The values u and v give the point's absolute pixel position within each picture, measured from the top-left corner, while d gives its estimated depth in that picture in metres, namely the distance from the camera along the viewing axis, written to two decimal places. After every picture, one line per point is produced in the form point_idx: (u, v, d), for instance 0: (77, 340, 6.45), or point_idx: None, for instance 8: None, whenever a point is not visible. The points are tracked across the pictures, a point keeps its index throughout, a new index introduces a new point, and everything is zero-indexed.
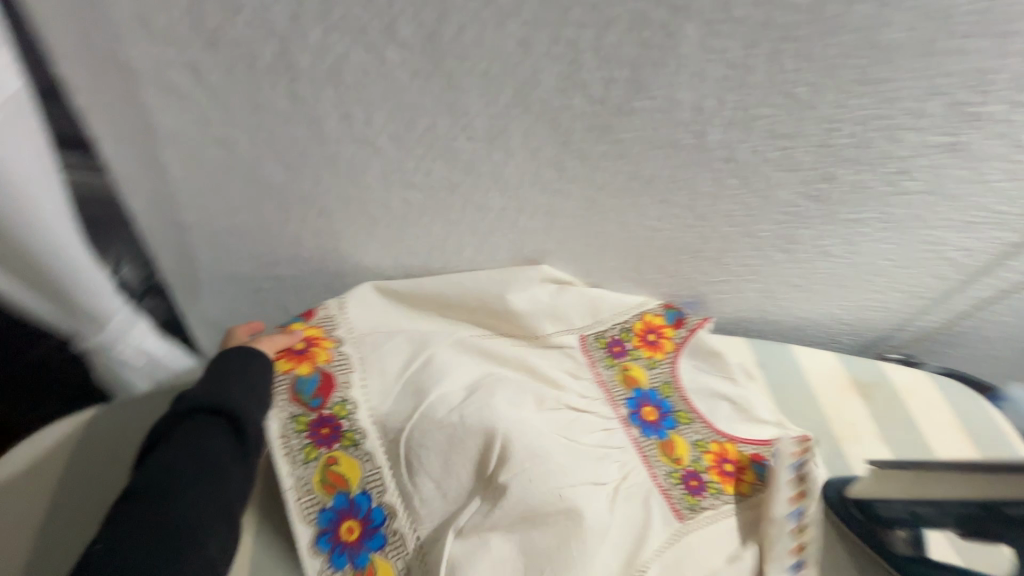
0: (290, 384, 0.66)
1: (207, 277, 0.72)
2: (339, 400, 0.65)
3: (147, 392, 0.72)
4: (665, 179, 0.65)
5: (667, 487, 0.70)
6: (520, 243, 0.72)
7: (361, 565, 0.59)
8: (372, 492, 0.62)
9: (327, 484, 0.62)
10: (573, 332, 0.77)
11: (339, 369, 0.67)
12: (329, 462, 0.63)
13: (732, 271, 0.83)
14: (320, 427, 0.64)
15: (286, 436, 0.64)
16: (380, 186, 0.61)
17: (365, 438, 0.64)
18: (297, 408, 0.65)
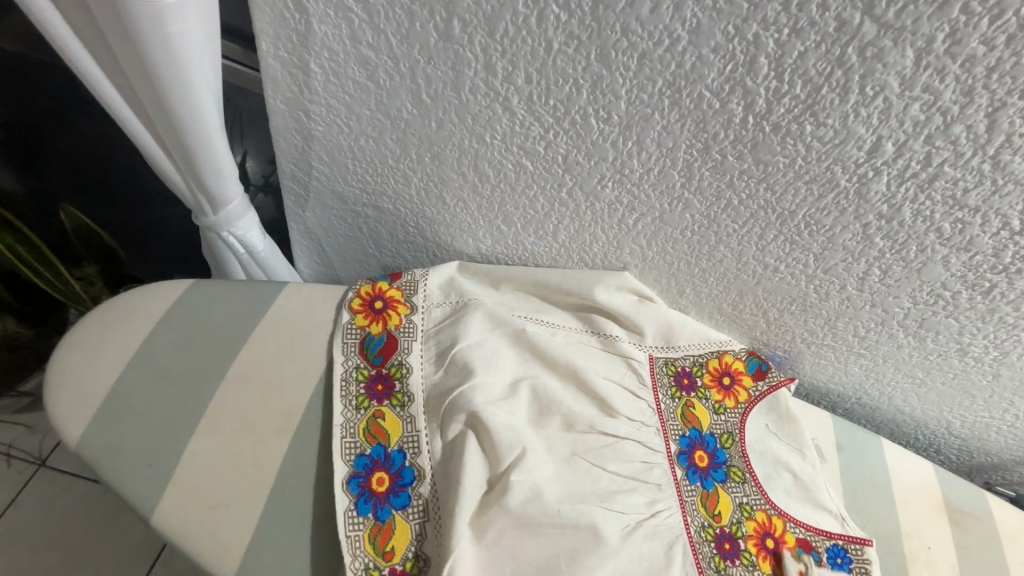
0: (359, 339, 0.65)
1: (315, 188, 0.75)
2: (398, 362, 0.64)
3: (239, 284, 0.66)
4: (804, 219, 0.58)
5: (697, 541, 0.61)
6: (619, 241, 0.68)
7: (382, 518, 0.55)
8: (407, 450, 0.59)
9: (370, 434, 0.59)
10: (641, 348, 0.69)
11: (404, 334, 0.66)
12: (376, 414, 0.60)
13: (843, 339, 0.73)
14: (376, 382, 0.63)
15: (347, 381, 0.62)
16: (499, 145, 0.60)
17: (412, 402, 0.62)
18: (361, 362, 0.63)
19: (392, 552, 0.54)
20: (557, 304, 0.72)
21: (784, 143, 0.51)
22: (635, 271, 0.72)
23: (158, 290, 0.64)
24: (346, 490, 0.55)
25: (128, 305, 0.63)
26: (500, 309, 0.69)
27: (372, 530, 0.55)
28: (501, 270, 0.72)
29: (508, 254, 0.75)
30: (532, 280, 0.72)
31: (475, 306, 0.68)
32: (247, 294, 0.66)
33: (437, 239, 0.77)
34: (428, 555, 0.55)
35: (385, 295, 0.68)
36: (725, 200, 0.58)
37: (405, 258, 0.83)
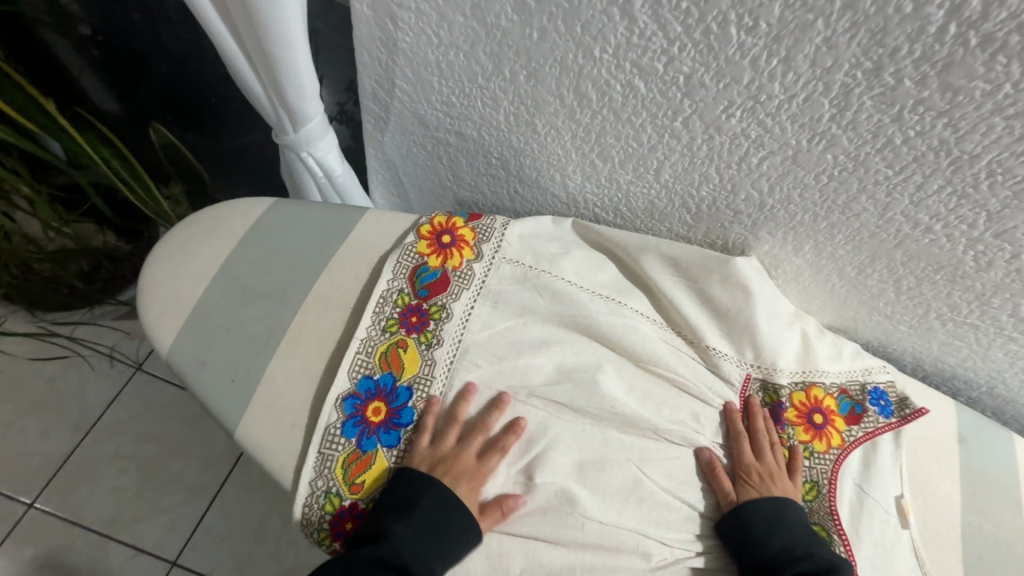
0: (412, 266, 0.60)
1: (397, 109, 0.70)
2: (440, 303, 0.59)
3: (320, 213, 0.63)
4: (987, 167, 0.46)
5: None
6: (735, 185, 0.59)
7: (364, 448, 0.53)
8: (416, 390, 0.55)
9: (384, 360, 0.56)
10: (739, 366, 0.64)
11: (460, 279, 0.60)
12: (397, 343, 0.56)
13: (991, 318, 0.62)
14: (411, 314, 0.58)
15: (383, 301, 0.58)
16: (610, 62, 0.51)
17: (439, 345, 0.57)
18: (404, 286, 0.59)
19: (360, 487, 0.52)
20: (643, 292, 0.67)
21: (992, 62, 0.39)
22: (746, 221, 0.63)
23: (240, 206, 0.63)
24: (340, 407, 0.53)
25: (211, 221, 0.62)
26: (578, 289, 0.63)
27: (350, 456, 0.52)
28: (602, 231, 0.68)
29: (599, 192, 0.68)
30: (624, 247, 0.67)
31: (549, 278, 0.62)
32: (327, 224, 0.63)
33: (524, 173, 0.71)
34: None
35: (455, 231, 0.63)
36: (884, 137, 0.48)
37: (483, 191, 0.78)
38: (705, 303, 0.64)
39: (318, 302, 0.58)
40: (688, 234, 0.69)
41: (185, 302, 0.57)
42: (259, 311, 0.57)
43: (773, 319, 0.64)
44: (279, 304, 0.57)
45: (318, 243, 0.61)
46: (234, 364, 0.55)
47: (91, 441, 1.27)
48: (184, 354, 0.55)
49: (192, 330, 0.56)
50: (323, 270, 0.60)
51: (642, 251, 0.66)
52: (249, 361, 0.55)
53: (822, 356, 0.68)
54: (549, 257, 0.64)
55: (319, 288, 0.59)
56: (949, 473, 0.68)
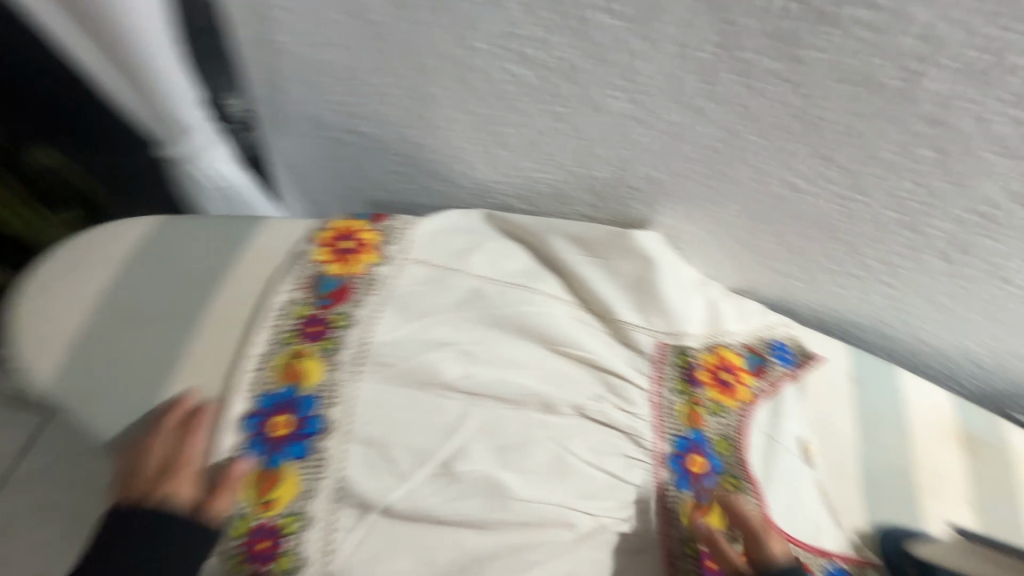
0: (311, 275, 0.59)
1: (292, 113, 0.69)
2: (343, 311, 0.58)
3: (213, 227, 0.61)
4: (837, 129, 0.51)
5: (675, 556, 0.58)
6: (628, 164, 0.62)
7: (270, 464, 0.50)
8: (321, 398, 0.54)
9: (284, 372, 0.54)
10: (650, 334, 0.66)
11: (362, 285, 0.60)
12: (296, 353, 0.55)
13: (867, 266, 0.68)
14: (311, 324, 0.57)
15: (280, 312, 0.56)
16: (490, 53, 0.52)
17: (341, 349, 0.56)
18: (302, 295, 0.58)
19: (272, 504, 0.49)
20: (554, 274, 0.69)
21: (823, 32, 0.43)
22: (643, 196, 0.66)
23: (123, 230, 0.60)
24: (240, 428, 0.51)
25: (93, 243, 0.58)
26: (487, 282, 0.65)
27: (255, 474, 0.50)
28: (512, 218, 0.70)
29: (504, 180, 0.69)
30: (535, 233, 0.69)
31: (457, 276, 0.64)
32: (220, 237, 0.60)
33: (428, 168, 0.71)
34: (313, 515, 0.49)
35: (355, 236, 0.63)
36: (748, 109, 0.51)
37: (392, 189, 0.77)
38: (613, 278, 0.67)
39: (218, 319, 0.56)
40: (594, 214, 0.71)
41: (66, 329, 0.54)
42: (151, 333, 0.54)
43: (676, 288, 0.68)
44: (172, 324, 0.55)
45: (214, 259, 0.59)
46: (124, 391, 0.52)
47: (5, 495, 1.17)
48: (66, 384, 0.51)
49: (74, 359, 0.52)
50: (221, 284, 0.58)
51: (548, 232, 0.69)
52: (145, 392, 0.52)
53: (727, 317, 0.72)
54: (458, 254, 0.65)
55: (217, 305, 0.56)
56: (846, 412, 0.73)
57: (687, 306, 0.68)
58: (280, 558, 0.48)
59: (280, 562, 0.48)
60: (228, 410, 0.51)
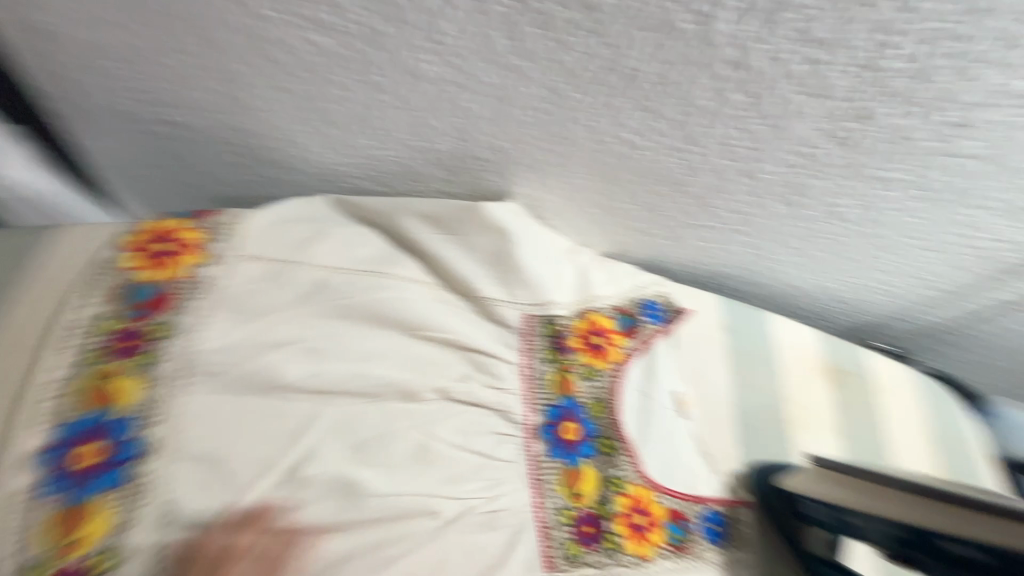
0: (122, 286, 0.54)
1: (95, 107, 0.61)
2: (161, 320, 0.52)
3: (5, 245, 0.56)
4: (650, 79, 0.50)
5: (549, 525, 0.57)
6: (465, 133, 0.59)
7: (74, 502, 0.45)
8: (137, 420, 0.48)
9: (90, 397, 0.48)
10: (516, 308, 0.65)
11: (184, 289, 0.55)
12: (103, 374, 0.49)
13: (720, 217, 0.69)
14: (122, 339, 0.51)
15: (82, 331, 0.51)
16: (281, 20, 0.48)
17: (159, 362, 0.51)
18: (111, 310, 0.52)
19: (78, 544, 0.44)
20: (410, 256, 0.65)
21: None
22: (492, 167, 0.64)
23: None
24: (33, 466, 0.45)
25: None
26: (335, 271, 0.61)
27: (56, 516, 0.45)
28: (363, 202, 0.66)
29: (347, 163, 0.65)
30: (388, 215, 0.65)
31: (300, 269, 0.60)
32: (12, 254, 0.55)
33: (262, 155, 0.65)
34: (132, 549, 0.45)
35: (175, 237, 0.58)
36: (560, 63, 0.50)
37: (229, 179, 0.69)
38: (471, 254, 0.65)
39: (5, 343, 0.50)
40: (450, 189, 0.67)
41: None
42: None
43: (537, 258, 0.67)
44: None
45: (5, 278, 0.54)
46: None
47: None
48: None
49: None
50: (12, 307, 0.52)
51: (400, 213, 0.65)
52: None
53: (596, 282, 0.73)
54: (298, 244, 0.61)
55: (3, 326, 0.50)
56: (719, 361, 0.75)
57: (550, 275, 0.68)
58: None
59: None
60: (15, 446, 0.45)
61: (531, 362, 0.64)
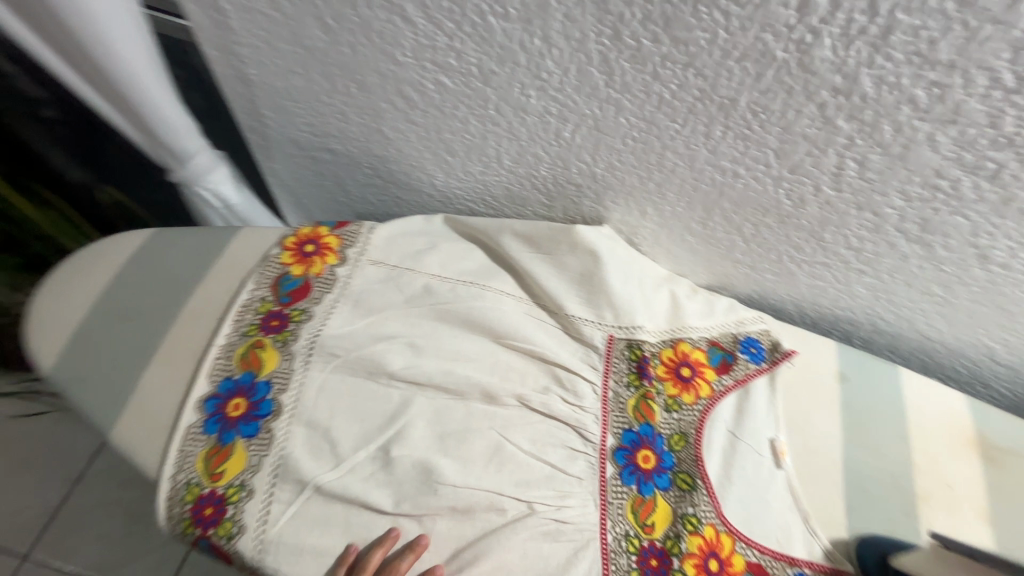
0: (276, 276, 0.66)
1: (274, 137, 0.77)
2: (301, 307, 0.64)
3: (199, 238, 0.68)
4: (747, 106, 0.50)
5: (613, 550, 0.57)
6: (565, 160, 0.64)
7: (224, 441, 0.57)
8: (274, 384, 0.59)
9: (244, 361, 0.60)
10: (600, 329, 0.66)
11: (322, 284, 0.66)
12: (255, 343, 0.61)
13: (835, 254, 0.64)
14: (272, 319, 0.63)
15: (245, 309, 0.63)
16: (411, 65, 0.57)
17: (295, 340, 0.62)
18: (266, 294, 0.64)
19: (221, 475, 0.55)
20: (508, 272, 0.71)
21: (697, 13, 0.44)
22: (590, 192, 0.67)
23: (124, 239, 0.67)
24: (200, 409, 0.58)
25: (97, 252, 0.66)
26: (441, 280, 0.69)
27: (210, 449, 0.56)
28: (472, 221, 0.73)
29: (462, 186, 0.74)
30: (491, 231, 0.72)
31: (411, 275, 0.69)
32: (204, 247, 0.67)
33: (394, 178, 0.77)
34: (253, 488, 0.55)
35: (319, 240, 0.69)
36: (655, 93, 0.52)
37: (371, 202, 0.84)
38: (563, 273, 0.68)
39: (199, 321, 0.62)
40: (550, 214, 0.73)
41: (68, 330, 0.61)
42: (138, 334, 0.61)
43: (627, 282, 0.68)
44: (157, 324, 0.62)
45: (199, 266, 0.66)
46: (116, 384, 0.59)
47: (78, 491, 1.34)
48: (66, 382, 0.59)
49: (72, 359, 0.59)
50: (205, 290, 0.64)
51: (500, 232, 0.71)
52: (133, 387, 0.59)
53: (690, 313, 0.71)
54: (413, 255, 0.70)
55: (198, 308, 0.63)
56: (829, 413, 0.68)
57: (640, 299, 0.68)
58: (222, 524, 0.54)
59: (222, 528, 0.54)
60: (192, 392, 0.58)
61: (613, 384, 0.65)
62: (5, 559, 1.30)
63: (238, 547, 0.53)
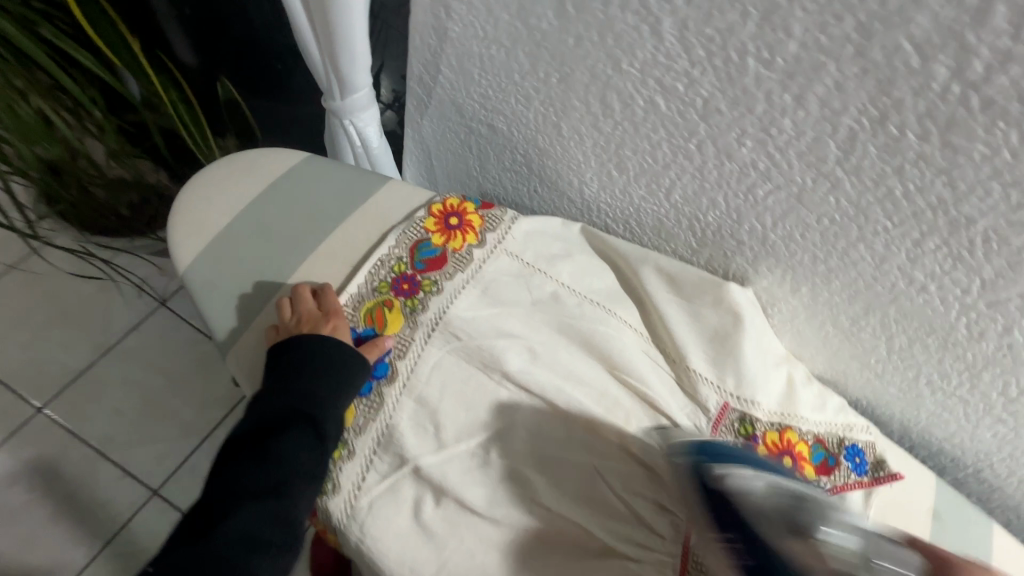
0: (416, 240, 0.64)
1: (438, 96, 0.75)
2: (433, 278, 0.63)
3: (349, 177, 0.66)
4: (984, 232, 0.47)
5: None
6: (740, 215, 0.61)
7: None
8: (393, 348, 0.60)
9: (370, 316, 0.61)
10: (717, 393, 0.65)
11: (457, 261, 0.65)
12: (385, 303, 0.61)
13: (982, 394, 0.61)
14: (403, 281, 0.62)
15: (381, 265, 0.62)
16: (632, 76, 0.55)
17: (423, 312, 0.61)
18: (403, 255, 0.63)
19: None
20: (636, 303, 0.69)
21: (992, 127, 0.40)
22: (747, 252, 0.65)
23: (276, 153, 0.65)
24: None
25: (248, 162, 0.63)
26: (569, 292, 0.67)
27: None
28: (611, 240, 0.71)
29: (612, 203, 0.71)
30: (631, 257, 0.69)
31: (542, 278, 0.67)
32: (352, 188, 0.65)
33: (544, 174, 0.75)
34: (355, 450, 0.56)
35: (463, 215, 0.67)
36: (887, 187, 0.49)
37: (505, 187, 0.82)
38: (695, 326, 0.66)
39: (335, 267, 0.62)
40: (692, 258, 0.71)
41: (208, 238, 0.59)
42: (277, 262, 0.60)
43: (756, 353, 0.66)
44: (295, 257, 0.60)
45: (344, 207, 0.64)
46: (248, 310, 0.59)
47: (106, 360, 1.42)
48: (199, 289, 0.58)
49: (210, 268, 0.58)
50: (346, 234, 0.63)
51: (641, 263, 0.68)
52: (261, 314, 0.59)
53: (802, 403, 0.69)
54: (549, 258, 0.68)
55: (337, 253, 0.62)
56: None
57: (762, 374, 0.66)
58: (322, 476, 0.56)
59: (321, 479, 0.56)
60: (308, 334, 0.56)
61: None
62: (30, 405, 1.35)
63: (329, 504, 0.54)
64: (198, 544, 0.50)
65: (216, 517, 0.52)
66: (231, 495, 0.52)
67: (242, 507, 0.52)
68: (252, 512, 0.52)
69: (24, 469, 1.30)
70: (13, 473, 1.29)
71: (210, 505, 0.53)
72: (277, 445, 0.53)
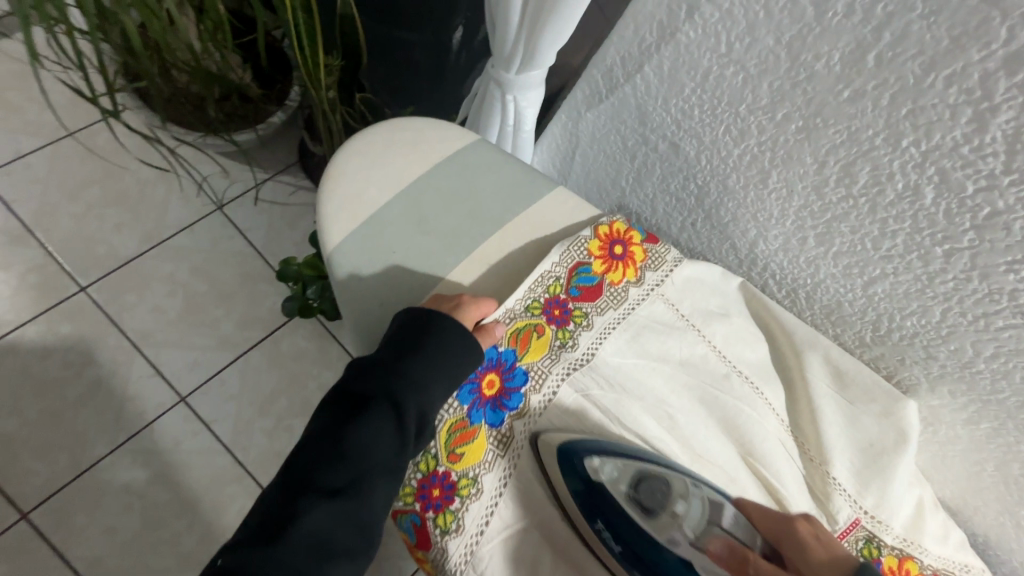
0: (575, 262, 0.56)
1: (624, 94, 0.65)
2: (585, 310, 0.56)
3: (517, 176, 0.58)
4: None
5: None
6: (951, 333, 0.53)
7: (471, 419, 0.51)
8: (531, 378, 0.53)
9: (515, 337, 0.53)
10: (851, 507, 0.58)
11: (612, 295, 0.57)
12: (535, 327, 0.54)
13: None
14: (555, 306, 0.55)
15: (538, 282, 0.55)
16: (910, 156, 0.45)
17: (572, 349, 0.55)
18: (562, 275, 0.56)
19: (458, 458, 0.49)
20: (782, 385, 0.62)
21: None
22: (933, 368, 0.57)
23: (444, 127, 0.58)
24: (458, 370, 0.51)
25: (414, 132, 0.57)
26: (720, 357, 0.60)
27: (456, 423, 0.50)
28: (778, 309, 0.62)
29: (788, 268, 0.63)
30: (794, 336, 0.61)
31: (694, 337, 0.59)
32: (518, 188, 0.58)
33: (714, 213, 0.66)
34: (483, 488, 0.50)
35: (628, 245, 0.59)
36: None
37: (655, 210, 0.73)
38: (847, 429, 0.59)
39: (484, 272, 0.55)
40: (854, 349, 0.63)
41: (363, 208, 0.53)
42: (427, 256, 0.53)
43: (907, 476, 0.59)
44: (446, 254, 0.54)
45: (506, 209, 0.57)
46: (381, 296, 0.52)
47: (153, 253, 1.28)
48: (338, 263, 0.51)
49: (355, 240, 0.52)
50: (503, 241, 0.56)
51: (808, 346, 0.61)
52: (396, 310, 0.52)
53: (929, 532, 0.62)
54: (705, 314, 0.61)
55: (491, 258, 0.55)
56: None
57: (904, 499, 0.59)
58: (442, 513, 0.49)
59: (440, 516, 0.49)
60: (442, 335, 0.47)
61: None
62: (60, 280, 1.23)
63: (447, 546, 0.48)
64: (265, 547, 0.40)
65: (286, 512, 0.42)
66: (302, 488, 0.43)
67: (315, 505, 0.42)
68: (326, 510, 0.42)
69: (57, 346, 1.18)
70: (46, 346, 1.18)
71: (280, 493, 0.43)
72: (356, 433, 0.44)
